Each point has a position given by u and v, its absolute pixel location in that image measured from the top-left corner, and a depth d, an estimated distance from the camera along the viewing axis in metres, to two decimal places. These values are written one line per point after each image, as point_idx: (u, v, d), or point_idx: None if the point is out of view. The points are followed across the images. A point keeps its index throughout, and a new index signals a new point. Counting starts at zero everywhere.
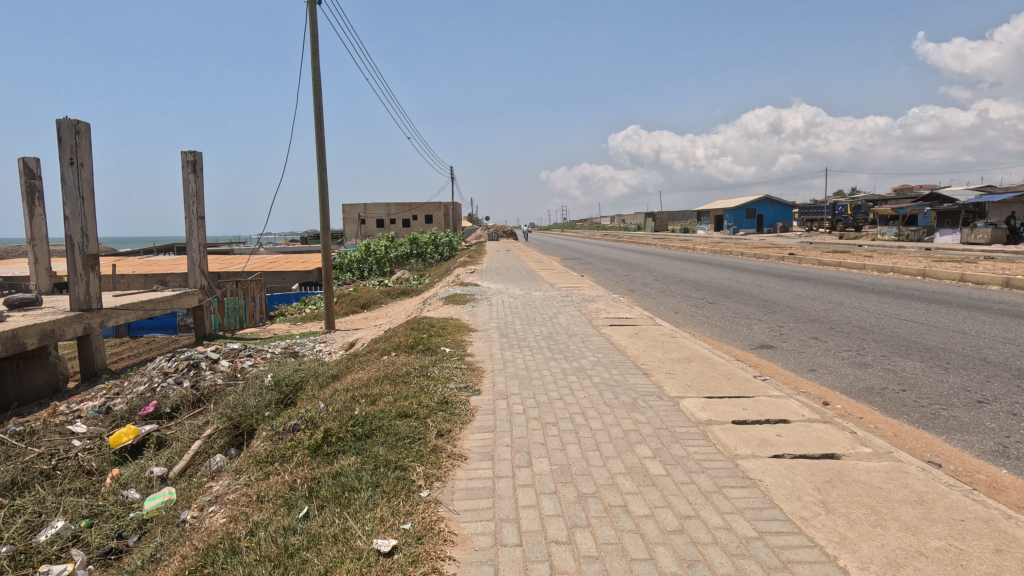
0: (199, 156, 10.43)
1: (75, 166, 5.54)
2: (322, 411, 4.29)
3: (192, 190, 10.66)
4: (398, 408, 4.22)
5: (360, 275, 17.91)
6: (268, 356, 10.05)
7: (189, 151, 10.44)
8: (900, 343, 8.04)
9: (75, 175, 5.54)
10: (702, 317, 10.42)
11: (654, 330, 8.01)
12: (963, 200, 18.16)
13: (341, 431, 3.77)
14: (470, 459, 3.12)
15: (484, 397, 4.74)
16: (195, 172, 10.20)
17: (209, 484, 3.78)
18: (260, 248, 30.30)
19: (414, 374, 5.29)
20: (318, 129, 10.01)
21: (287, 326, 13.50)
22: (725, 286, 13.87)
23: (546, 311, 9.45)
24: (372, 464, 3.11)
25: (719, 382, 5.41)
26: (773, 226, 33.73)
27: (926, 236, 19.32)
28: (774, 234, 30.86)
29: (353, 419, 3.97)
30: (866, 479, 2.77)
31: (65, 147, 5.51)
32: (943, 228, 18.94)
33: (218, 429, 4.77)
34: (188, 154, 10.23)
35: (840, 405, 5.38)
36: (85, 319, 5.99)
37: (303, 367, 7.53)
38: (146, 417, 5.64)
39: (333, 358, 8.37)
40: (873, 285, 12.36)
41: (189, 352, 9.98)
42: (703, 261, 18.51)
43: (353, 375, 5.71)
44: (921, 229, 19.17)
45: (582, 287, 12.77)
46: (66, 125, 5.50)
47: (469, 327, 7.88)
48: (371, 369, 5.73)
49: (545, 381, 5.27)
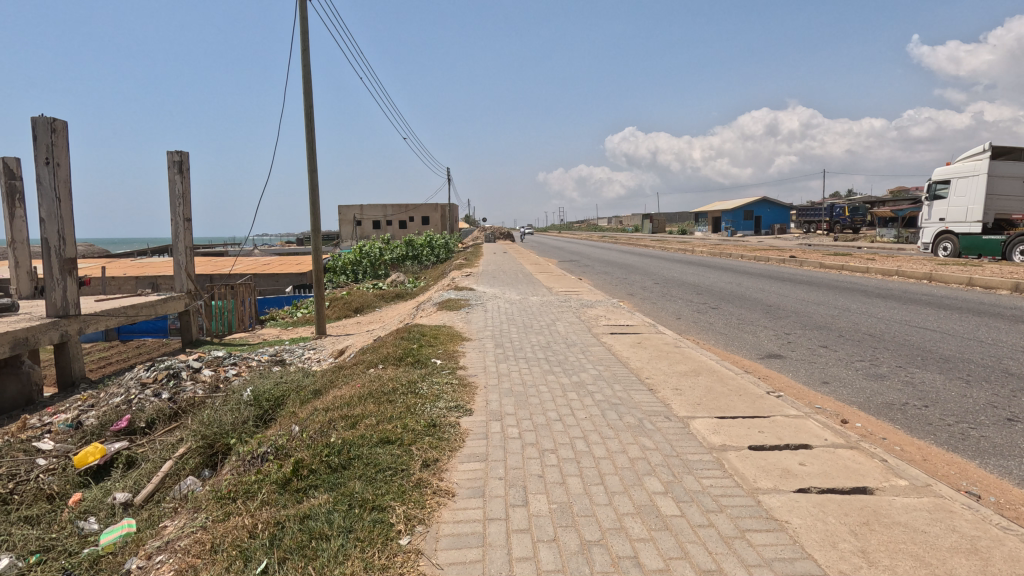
0: (186, 155, 9.98)
1: (51, 166, 4.99)
2: (296, 436, 3.86)
3: (179, 191, 10.28)
4: (379, 434, 3.80)
5: (353, 278, 17.48)
6: (253, 365, 9.61)
7: (175, 151, 10.00)
8: (915, 352, 7.66)
9: (52, 176, 4.99)
10: (705, 323, 10.03)
11: (658, 339, 7.61)
12: None
13: (314, 462, 3.35)
14: (459, 495, 2.64)
15: (476, 419, 4.33)
16: (182, 172, 9.75)
17: (172, 517, 3.35)
18: (256, 250, 29.91)
19: (400, 392, 4.88)
20: (308, 127, 9.64)
21: (277, 331, 13.06)
22: (727, 289, 13.51)
23: (544, 318, 9.04)
24: (347, 502, 2.61)
25: (731, 400, 5.01)
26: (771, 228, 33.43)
27: None
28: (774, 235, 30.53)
29: (327, 447, 3.54)
30: (907, 518, 2.36)
31: (39, 146, 4.97)
32: None
33: (191, 449, 4.32)
34: (174, 153, 9.77)
35: (860, 424, 4.98)
36: (63, 326, 5.48)
37: (287, 379, 7.08)
38: (118, 432, 5.20)
39: (321, 368, 7.95)
40: (880, 288, 11.99)
41: (171, 360, 9.55)
42: (704, 263, 18.16)
43: (336, 391, 5.29)
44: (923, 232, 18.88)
45: (580, 292, 12.38)
46: (40, 122, 4.96)
47: (463, 337, 7.46)
48: (354, 385, 5.32)
49: (543, 398, 4.87)
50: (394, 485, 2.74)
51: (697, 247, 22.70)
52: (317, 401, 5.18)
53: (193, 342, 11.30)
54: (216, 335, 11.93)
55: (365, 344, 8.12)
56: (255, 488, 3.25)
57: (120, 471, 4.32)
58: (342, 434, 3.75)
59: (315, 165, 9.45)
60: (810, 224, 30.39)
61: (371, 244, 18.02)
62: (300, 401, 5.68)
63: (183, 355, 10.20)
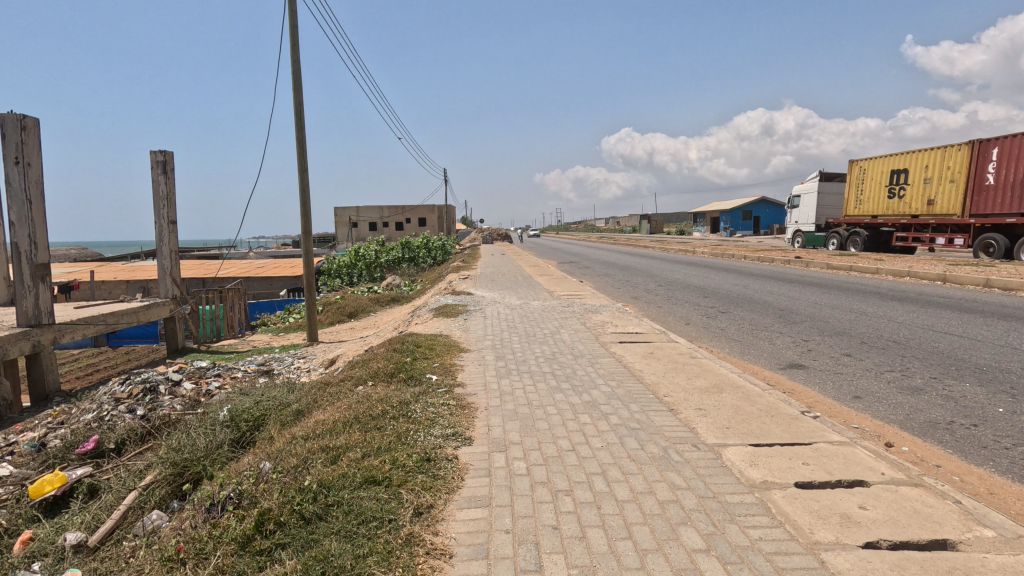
0: (171, 155, 9.34)
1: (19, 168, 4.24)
2: (267, 476, 3.23)
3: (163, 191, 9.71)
4: (365, 472, 2.71)
5: (347, 281, 16.87)
6: (239, 376, 9.01)
7: (158, 150, 9.29)
8: (948, 362, 7.08)
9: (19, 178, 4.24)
10: (717, 329, 9.46)
11: (671, 349, 7.03)
12: None
13: (284, 511, 2.37)
14: (460, 556, 2.02)
15: (476, 450, 3.74)
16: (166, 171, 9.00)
17: (120, 557, 2.67)
18: (251, 253, 29.23)
19: (391, 417, 4.30)
20: (297, 124, 9.10)
21: (267, 337, 12.45)
22: (736, 292, 12.92)
23: (547, 325, 8.46)
24: (317, 570, 1.96)
25: (764, 424, 4.43)
26: (772, 228, 32.94)
27: None
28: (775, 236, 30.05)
29: (300, 491, 2.49)
30: None
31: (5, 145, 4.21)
32: None
33: (165, 475, 3.53)
34: (158, 152, 9.09)
35: (907, 449, 4.43)
36: (35, 336, 4.62)
37: (269, 395, 6.47)
38: (84, 454, 4.60)
39: (307, 382, 7.33)
40: (893, 290, 11.48)
41: (150, 371, 8.96)
42: (708, 265, 17.61)
43: (321, 414, 4.70)
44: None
45: (583, 295, 11.80)
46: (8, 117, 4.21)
47: (461, 347, 6.86)
48: (338, 409, 4.72)
49: (551, 423, 4.29)
50: (376, 541, 2.11)
51: (700, 246, 22.15)
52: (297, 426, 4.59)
53: (180, 349, 10.70)
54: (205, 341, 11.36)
55: (357, 354, 7.52)
56: (198, 550, 2.26)
57: (79, 504, 3.45)
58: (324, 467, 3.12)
59: (305, 164, 8.89)
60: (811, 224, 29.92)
61: (365, 246, 17.40)
62: (281, 424, 5.05)
63: (164, 365, 9.54)
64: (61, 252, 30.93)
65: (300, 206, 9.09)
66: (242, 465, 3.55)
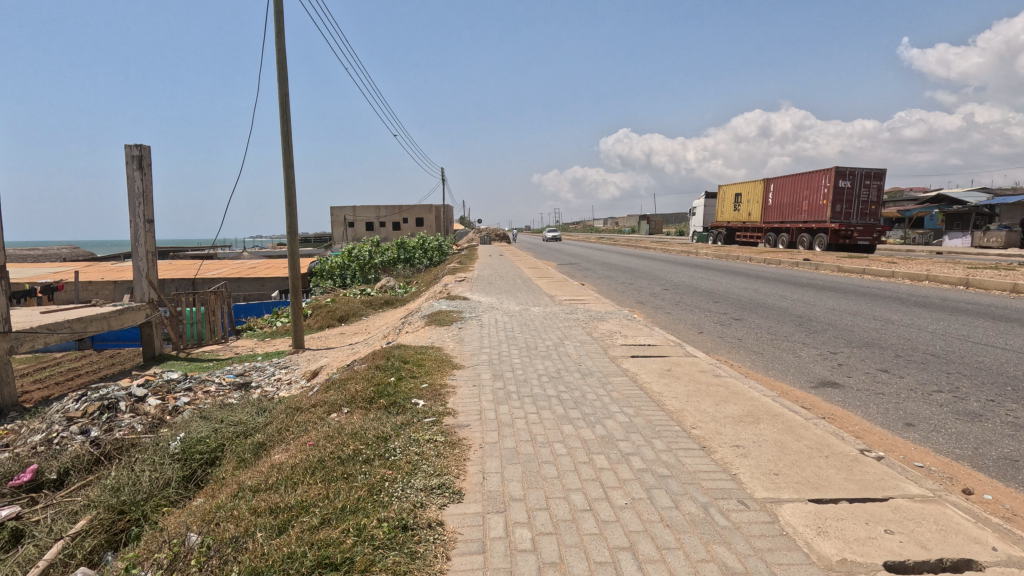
0: (146, 149, 7.93)
1: None
2: (211, 524, 2.37)
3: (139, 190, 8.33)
4: (316, 550, 1.89)
5: (340, 283, 15.99)
6: (211, 390, 8.06)
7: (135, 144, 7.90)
8: (1000, 380, 6.32)
9: None
10: (734, 339, 8.71)
11: (691, 366, 6.23)
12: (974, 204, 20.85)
13: None
14: None
15: (467, 511, 2.92)
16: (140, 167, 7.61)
17: None
18: (244, 254, 28.26)
19: (365, 463, 3.48)
20: (282, 117, 8.34)
21: (251, 343, 11.61)
22: (748, 297, 12.13)
23: (549, 335, 7.65)
24: None
25: (821, 470, 3.61)
26: None
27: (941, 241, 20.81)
28: None
29: None
30: None
31: None
32: (953, 233, 21.10)
33: (98, 522, 2.52)
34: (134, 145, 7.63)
35: (992, 497, 3.62)
36: None
37: (234, 418, 5.63)
38: (17, 488, 3.71)
39: (284, 401, 6.46)
40: (914, 299, 10.82)
41: (112, 386, 8.03)
42: (712, 266, 16.81)
43: (282, 455, 3.85)
44: (931, 233, 21.32)
45: (587, 300, 10.99)
46: None
47: (454, 364, 6.04)
48: (301, 449, 3.87)
49: (560, 469, 3.47)
50: None
51: (705, 247, 21.35)
52: (254, 468, 3.75)
53: (156, 357, 9.81)
54: (186, 346, 10.55)
55: (340, 368, 6.67)
56: None
57: None
58: (268, 523, 2.23)
59: (293, 157, 8.07)
60: None
61: (359, 246, 16.56)
62: (239, 465, 4.18)
63: (129, 377, 8.56)
64: (50, 251, 29.74)
65: (286, 204, 8.31)
66: (184, 505, 2.66)
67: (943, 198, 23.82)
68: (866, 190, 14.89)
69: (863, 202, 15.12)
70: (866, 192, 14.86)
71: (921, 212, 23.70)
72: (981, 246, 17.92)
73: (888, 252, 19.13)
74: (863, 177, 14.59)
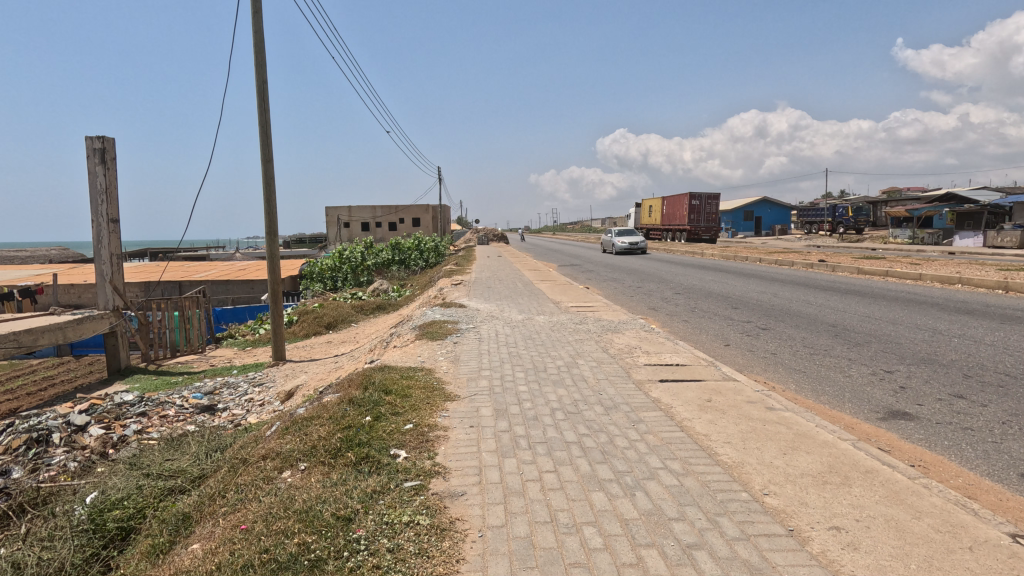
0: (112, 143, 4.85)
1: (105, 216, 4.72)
2: None
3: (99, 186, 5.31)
4: None
5: (331, 287, 14.78)
6: (170, 415, 6.59)
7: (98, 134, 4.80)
8: None
9: None
10: (766, 354, 7.48)
11: (735, 395, 5.04)
12: (986, 202, 19.92)
13: None
14: None
15: None
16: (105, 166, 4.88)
17: None
18: (238, 254, 27.23)
19: (320, 504, 2.07)
20: (261, 96, 7.16)
21: (229, 352, 10.30)
22: (772, 301, 10.95)
23: (558, 353, 6.47)
24: None
25: None
26: (772, 230, 31.61)
27: (948, 241, 19.94)
28: (773, 238, 28.96)
29: None
30: None
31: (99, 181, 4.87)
32: (964, 231, 20.19)
33: None
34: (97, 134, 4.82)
35: None
36: None
37: (181, 454, 3.79)
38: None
39: (264, 434, 4.63)
40: (960, 304, 9.66)
41: (48, 414, 6.71)
42: (726, 267, 15.63)
43: (196, 501, 2.42)
44: (941, 232, 20.18)
45: (597, 306, 9.88)
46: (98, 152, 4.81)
47: (447, 394, 4.86)
48: (229, 497, 2.38)
49: None
50: None
51: (711, 245, 20.21)
52: (152, 539, 2.21)
53: (121, 369, 8.35)
54: (161, 355, 9.10)
55: (334, 394, 4.97)
56: None
57: None
58: None
59: (270, 141, 6.83)
60: (812, 225, 29.83)
61: (352, 247, 15.38)
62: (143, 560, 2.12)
63: (77, 398, 7.29)
64: (38, 251, 28.43)
65: (264, 196, 7.16)
66: None
67: (952, 196, 22.90)
68: (710, 205, 20.77)
69: (710, 213, 21.00)
70: (711, 207, 20.68)
71: (931, 212, 22.60)
72: (997, 246, 16.79)
73: (902, 252, 18.08)
74: (709, 198, 20.46)
